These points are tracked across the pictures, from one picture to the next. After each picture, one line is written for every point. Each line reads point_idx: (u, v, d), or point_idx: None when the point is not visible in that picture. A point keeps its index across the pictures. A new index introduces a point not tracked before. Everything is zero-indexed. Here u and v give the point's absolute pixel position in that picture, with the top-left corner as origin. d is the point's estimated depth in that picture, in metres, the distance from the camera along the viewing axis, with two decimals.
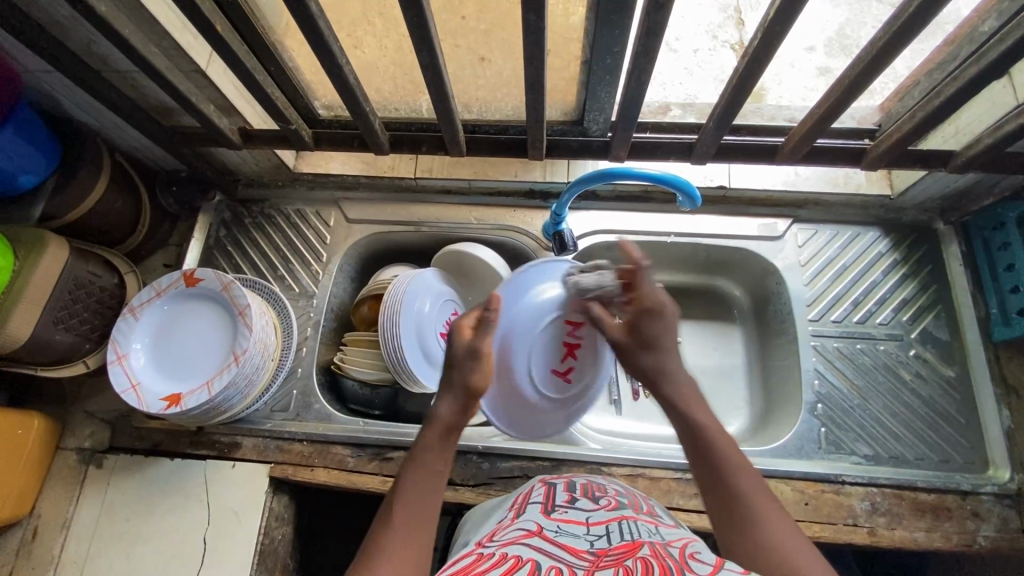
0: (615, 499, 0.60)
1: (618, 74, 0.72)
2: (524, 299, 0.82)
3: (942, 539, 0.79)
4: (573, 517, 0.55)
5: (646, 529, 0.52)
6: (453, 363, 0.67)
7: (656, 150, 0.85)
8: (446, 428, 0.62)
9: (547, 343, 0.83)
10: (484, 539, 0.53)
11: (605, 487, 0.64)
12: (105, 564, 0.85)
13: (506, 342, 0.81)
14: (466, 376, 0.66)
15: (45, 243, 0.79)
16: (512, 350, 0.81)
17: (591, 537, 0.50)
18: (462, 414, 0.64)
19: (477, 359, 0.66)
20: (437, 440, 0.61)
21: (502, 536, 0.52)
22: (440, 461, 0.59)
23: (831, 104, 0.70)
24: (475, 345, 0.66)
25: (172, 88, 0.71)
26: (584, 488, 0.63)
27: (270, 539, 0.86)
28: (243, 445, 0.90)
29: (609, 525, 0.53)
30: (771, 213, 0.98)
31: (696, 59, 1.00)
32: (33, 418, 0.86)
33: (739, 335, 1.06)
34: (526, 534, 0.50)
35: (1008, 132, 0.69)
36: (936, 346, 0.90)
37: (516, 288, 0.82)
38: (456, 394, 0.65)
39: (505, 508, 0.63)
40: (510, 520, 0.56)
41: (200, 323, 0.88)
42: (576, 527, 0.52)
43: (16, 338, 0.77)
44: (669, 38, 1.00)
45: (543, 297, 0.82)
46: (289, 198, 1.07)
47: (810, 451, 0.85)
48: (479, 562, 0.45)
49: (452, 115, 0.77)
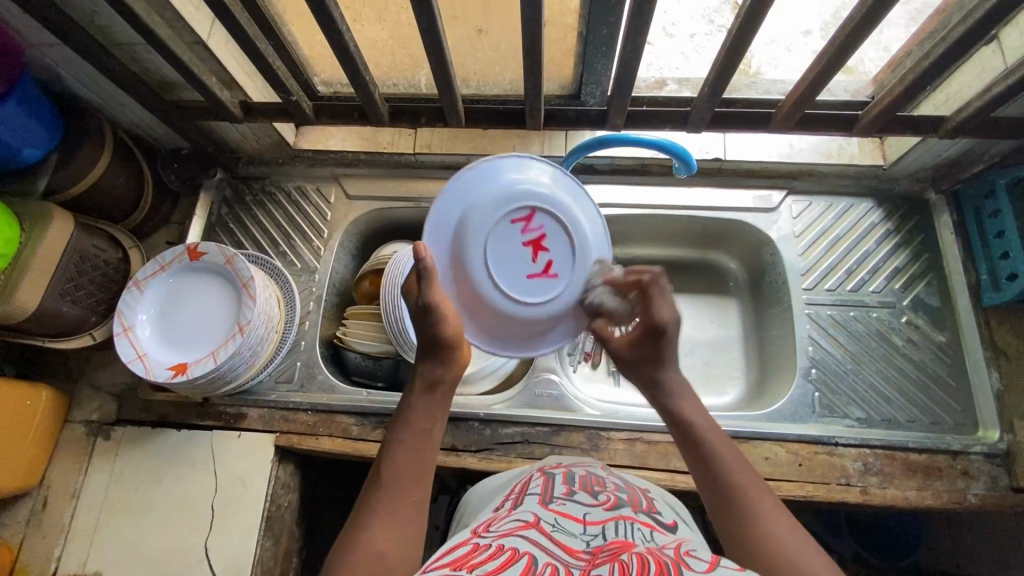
0: (614, 496, 0.61)
1: (613, 44, 0.75)
2: (467, 201, 0.68)
3: (932, 497, 0.81)
4: (571, 513, 0.55)
5: (642, 531, 0.53)
6: (418, 322, 0.64)
7: (652, 119, 0.86)
8: (430, 384, 0.63)
9: (506, 243, 0.68)
10: (481, 528, 0.54)
11: (604, 480, 0.65)
12: (116, 531, 0.87)
13: (456, 263, 0.68)
14: (433, 330, 0.63)
15: (50, 216, 0.80)
16: (468, 265, 0.68)
17: (587, 536, 0.51)
18: (447, 368, 0.64)
19: (431, 313, 0.62)
20: (421, 397, 0.63)
21: (500, 526, 0.53)
22: (426, 420, 0.61)
23: (823, 68, 0.71)
24: (425, 300, 0.62)
25: (174, 58, 0.72)
26: (582, 481, 0.63)
27: (276, 506, 0.88)
28: (249, 416, 0.91)
29: (606, 523, 0.54)
30: (766, 185, 0.99)
31: (693, 45, 0.98)
32: (41, 390, 0.88)
33: (735, 306, 1.08)
34: (523, 526, 0.51)
35: (996, 95, 0.71)
36: (927, 312, 0.92)
37: (451, 203, 0.68)
38: (430, 353, 0.64)
39: (501, 496, 0.65)
40: (506, 511, 0.58)
41: (194, 297, 0.89)
42: (573, 524, 0.53)
43: (24, 309, 0.78)
44: (663, 22, 0.99)
45: (490, 192, 0.68)
46: (289, 175, 1.08)
47: (805, 415, 0.87)
48: (477, 551, 0.47)
49: (451, 87, 0.78)
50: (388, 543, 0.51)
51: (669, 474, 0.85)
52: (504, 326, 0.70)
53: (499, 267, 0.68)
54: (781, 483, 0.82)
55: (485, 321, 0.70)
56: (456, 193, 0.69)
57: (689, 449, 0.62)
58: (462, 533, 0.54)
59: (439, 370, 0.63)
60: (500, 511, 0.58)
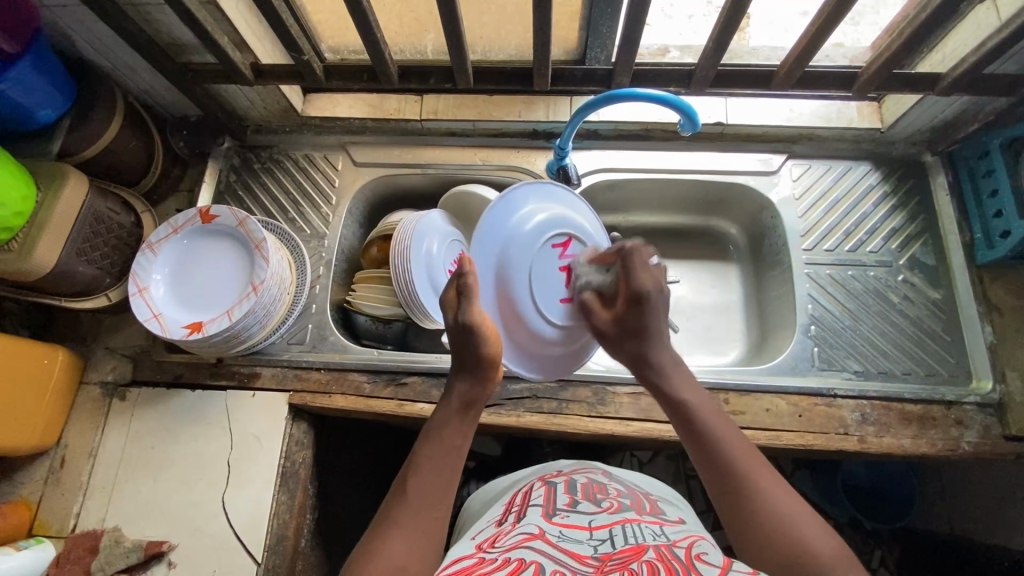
0: (616, 501, 0.63)
1: (617, 5, 0.77)
2: (517, 212, 0.84)
3: (927, 444, 0.84)
4: (575, 521, 0.57)
5: (650, 530, 0.56)
6: (451, 340, 0.69)
7: (655, 79, 0.88)
8: (464, 404, 0.67)
9: (545, 265, 0.83)
10: (486, 543, 0.56)
11: (606, 487, 0.67)
12: (133, 487, 0.89)
13: (504, 277, 0.81)
14: (473, 351, 0.67)
15: (65, 177, 0.82)
16: (512, 267, 0.82)
17: (595, 542, 0.53)
18: (479, 388, 0.68)
19: (470, 332, 0.67)
20: (455, 416, 0.66)
21: (505, 540, 0.55)
22: (456, 437, 0.64)
23: (821, 23, 0.73)
24: (465, 319, 0.67)
25: (188, 14, 0.74)
26: (584, 490, 0.65)
27: (291, 463, 0.90)
28: (262, 375, 0.93)
29: (612, 528, 0.56)
30: (767, 148, 1.01)
31: (691, 26, 0.99)
32: (58, 350, 0.89)
33: (736, 271, 1.11)
34: (528, 538, 0.54)
35: (991, 49, 0.74)
36: (923, 270, 0.94)
37: (505, 207, 0.83)
38: (469, 372, 0.68)
39: (501, 508, 0.67)
40: (510, 524, 0.59)
41: (203, 277, 0.89)
42: (579, 533, 0.55)
43: (43, 266, 0.79)
44: (662, 3, 0.99)
45: (526, 225, 0.83)
46: (296, 143, 1.09)
47: (805, 369, 0.90)
48: (483, 565, 0.50)
49: (461, 48, 0.80)
50: (408, 557, 0.54)
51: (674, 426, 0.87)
52: (534, 346, 0.83)
53: (537, 287, 0.82)
54: (781, 433, 0.85)
55: (519, 339, 0.82)
56: (491, 234, 0.81)
57: (690, 433, 0.62)
58: (468, 547, 0.57)
59: (473, 388, 0.67)
60: (504, 524, 0.60)
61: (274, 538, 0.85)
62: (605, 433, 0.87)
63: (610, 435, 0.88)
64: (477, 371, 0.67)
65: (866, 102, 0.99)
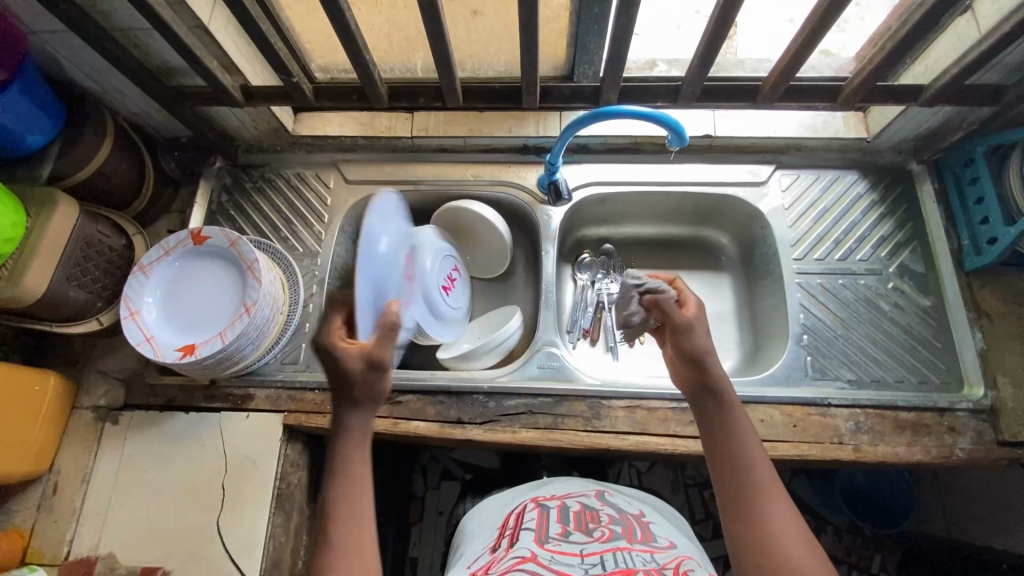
0: (608, 529, 0.62)
1: (605, 22, 0.78)
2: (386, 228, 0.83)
3: (921, 452, 0.84)
4: (568, 548, 0.57)
5: (640, 557, 0.55)
6: (346, 374, 0.63)
7: (644, 94, 0.89)
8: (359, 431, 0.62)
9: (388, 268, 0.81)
10: (481, 572, 0.56)
11: (598, 513, 0.66)
12: (127, 513, 0.88)
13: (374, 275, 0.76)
14: (363, 387, 0.62)
15: (55, 202, 0.82)
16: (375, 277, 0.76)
17: (586, 565, 0.53)
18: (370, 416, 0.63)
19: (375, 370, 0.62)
20: (355, 445, 0.61)
21: (498, 566, 0.55)
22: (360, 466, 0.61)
23: (804, 39, 0.74)
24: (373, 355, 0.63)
25: (175, 39, 0.75)
26: (577, 518, 0.64)
27: (286, 484, 0.89)
28: (256, 396, 0.93)
29: (604, 554, 0.56)
30: (756, 160, 1.02)
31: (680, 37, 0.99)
32: (49, 375, 0.88)
33: (729, 281, 1.11)
34: (521, 562, 0.54)
35: (973, 60, 0.75)
36: (912, 278, 0.95)
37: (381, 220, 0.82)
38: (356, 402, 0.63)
39: (495, 533, 0.66)
40: (504, 550, 0.59)
41: (188, 305, 0.89)
42: (570, 558, 0.55)
43: (33, 292, 0.79)
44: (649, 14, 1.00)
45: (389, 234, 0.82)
46: (287, 162, 1.09)
47: (798, 378, 0.90)
48: None
49: (450, 69, 0.81)
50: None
51: (668, 439, 0.87)
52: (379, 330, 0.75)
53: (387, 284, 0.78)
54: (777, 444, 0.85)
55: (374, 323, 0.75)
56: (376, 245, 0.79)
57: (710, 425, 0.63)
58: None
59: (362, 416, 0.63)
60: (499, 551, 0.60)
61: (271, 561, 0.85)
62: (601, 448, 0.87)
63: (606, 450, 0.88)
64: (355, 396, 0.62)
65: (852, 111, 1.00)
